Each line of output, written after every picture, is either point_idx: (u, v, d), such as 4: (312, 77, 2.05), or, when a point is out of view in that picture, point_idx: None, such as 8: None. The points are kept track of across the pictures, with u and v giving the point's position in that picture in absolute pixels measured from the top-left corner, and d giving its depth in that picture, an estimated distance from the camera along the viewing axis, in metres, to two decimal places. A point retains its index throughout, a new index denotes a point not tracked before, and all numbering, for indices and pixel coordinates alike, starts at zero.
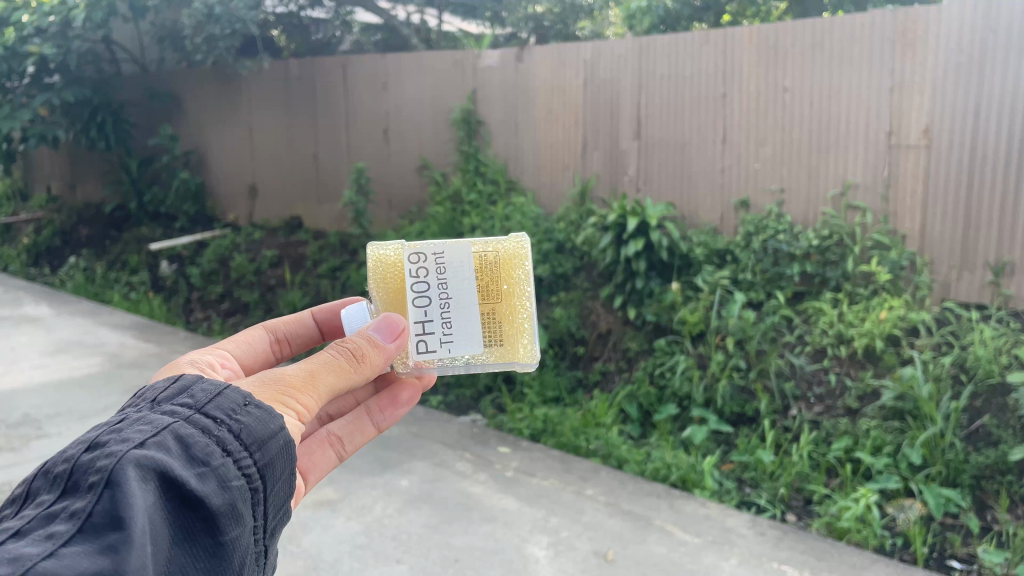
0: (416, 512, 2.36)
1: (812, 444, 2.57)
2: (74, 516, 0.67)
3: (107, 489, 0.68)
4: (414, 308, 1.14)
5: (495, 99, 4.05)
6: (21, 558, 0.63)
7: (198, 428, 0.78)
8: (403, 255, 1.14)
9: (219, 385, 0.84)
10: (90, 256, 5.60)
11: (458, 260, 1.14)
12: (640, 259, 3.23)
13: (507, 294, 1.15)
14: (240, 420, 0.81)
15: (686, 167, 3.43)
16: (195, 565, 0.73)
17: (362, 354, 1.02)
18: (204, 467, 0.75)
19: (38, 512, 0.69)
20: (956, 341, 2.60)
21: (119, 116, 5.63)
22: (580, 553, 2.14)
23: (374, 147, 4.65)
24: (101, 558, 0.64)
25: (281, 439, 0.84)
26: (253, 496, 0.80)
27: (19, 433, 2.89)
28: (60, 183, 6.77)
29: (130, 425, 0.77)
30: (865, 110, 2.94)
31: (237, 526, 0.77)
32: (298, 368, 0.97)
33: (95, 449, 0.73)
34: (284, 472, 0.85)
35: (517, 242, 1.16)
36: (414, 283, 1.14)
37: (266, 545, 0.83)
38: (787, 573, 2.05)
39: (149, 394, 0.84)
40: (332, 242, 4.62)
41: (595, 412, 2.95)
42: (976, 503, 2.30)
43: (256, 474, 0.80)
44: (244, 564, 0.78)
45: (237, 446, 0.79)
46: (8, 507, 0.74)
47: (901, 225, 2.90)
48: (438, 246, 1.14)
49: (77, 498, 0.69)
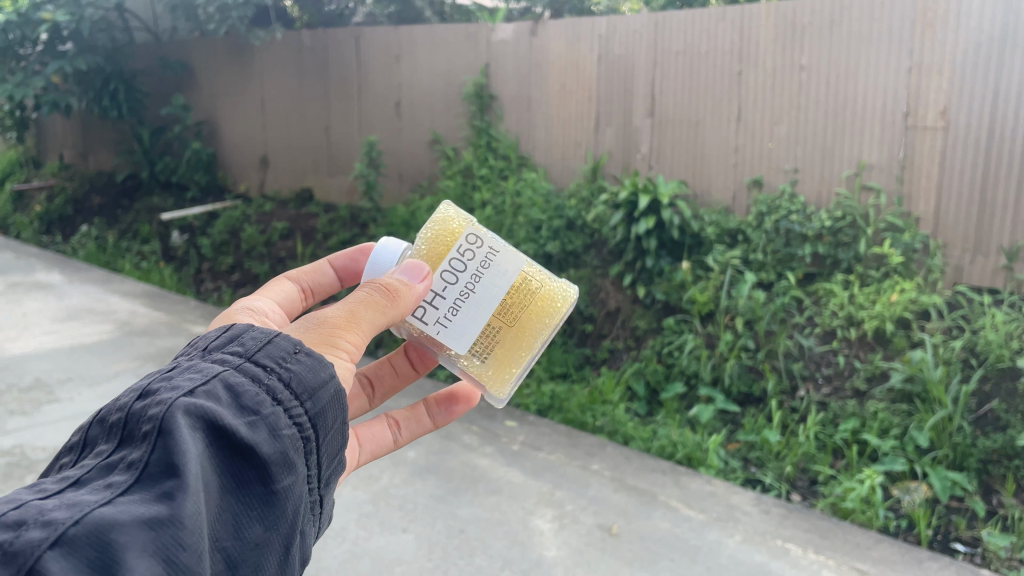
0: (422, 483, 2.38)
1: (818, 425, 2.57)
2: (132, 466, 0.69)
3: (160, 437, 0.70)
4: (439, 277, 1.15)
5: (508, 74, 4.03)
6: (79, 505, 0.65)
7: (248, 376, 0.78)
8: (465, 230, 1.17)
9: (269, 333, 0.84)
10: (101, 225, 5.62)
11: (504, 269, 1.17)
12: (651, 237, 3.22)
13: (520, 325, 1.19)
14: (291, 367, 0.81)
15: (700, 145, 3.40)
16: (248, 513, 0.74)
17: (395, 291, 1.03)
18: (254, 416, 0.75)
19: (97, 462, 0.71)
20: (968, 326, 2.58)
21: (131, 85, 5.63)
22: (585, 526, 2.16)
23: (386, 120, 4.63)
24: (157, 505, 0.66)
25: (332, 387, 0.84)
26: (305, 444, 0.80)
27: (31, 396, 2.92)
28: (73, 152, 6.78)
29: (181, 373, 0.78)
30: (882, 91, 2.91)
31: (290, 474, 0.77)
32: (338, 309, 0.96)
33: (147, 397, 0.75)
34: (336, 421, 0.85)
35: (562, 293, 1.22)
36: (456, 258, 1.16)
37: (322, 495, 0.85)
38: (791, 550, 2.06)
39: (201, 341, 0.85)
40: (342, 215, 4.63)
41: (601, 389, 2.96)
42: (982, 487, 2.29)
43: (308, 424, 0.80)
44: (298, 513, 0.79)
45: (288, 395, 0.79)
46: (70, 455, 0.76)
47: (915, 208, 2.88)
48: (500, 248, 1.18)
49: (133, 447, 0.71)
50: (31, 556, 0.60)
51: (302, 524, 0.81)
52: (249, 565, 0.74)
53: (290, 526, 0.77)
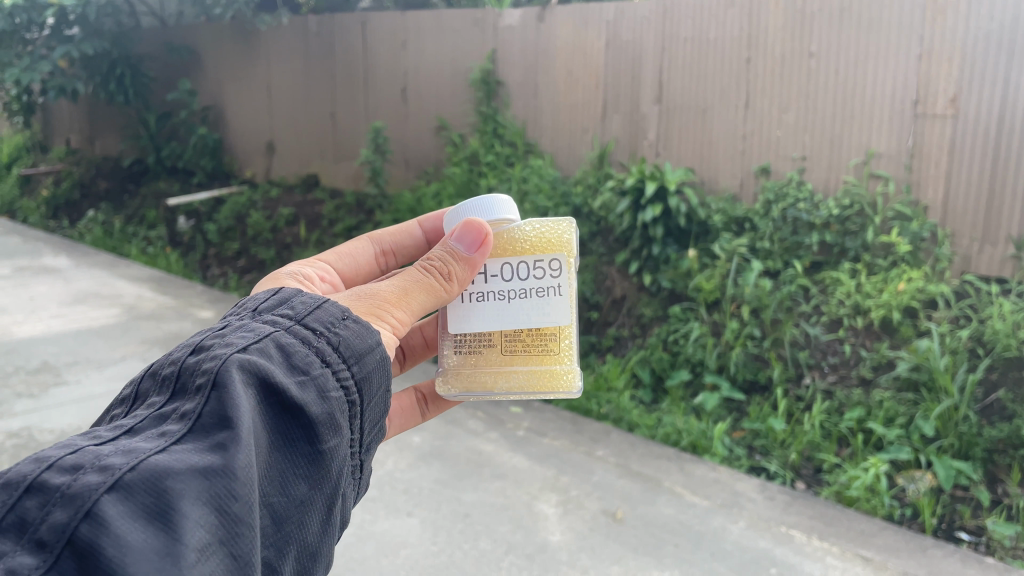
0: (427, 468, 2.39)
1: (823, 414, 2.57)
2: (185, 417, 0.70)
3: (214, 390, 0.71)
4: (501, 264, 1.16)
5: (515, 60, 4.01)
6: (136, 450, 0.66)
7: (298, 338, 0.80)
8: (558, 253, 1.18)
9: (318, 299, 0.86)
10: (107, 209, 5.64)
11: (550, 309, 1.16)
12: (657, 225, 3.21)
13: (514, 357, 1.18)
14: (339, 332, 0.82)
15: (708, 132, 3.39)
16: (294, 471, 0.75)
17: (448, 272, 1.06)
18: (304, 376, 0.77)
19: (151, 412, 0.72)
20: (975, 315, 2.57)
21: (138, 70, 5.62)
22: (589, 512, 2.16)
23: (392, 106, 4.61)
24: (211, 455, 0.67)
25: (378, 354, 0.85)
26: (350, 408, 0.81)
27: (39, 379, 2.94)
28: (80, 137, 6.78)
29: (233, 331, 0.79)
30: (891, 78, 2.89)
31: (335, 436, 0.78)
32: (392, 285, 1.00)
33: (201, 351, 0.76)
34: (380, 388, 0.86)
35: (570, 384, 1.18)
36: (530, 263, 1.17)
37: (362, 461, 0.86)
38: (794, 537, 2.07)
39: (251, 303, 0.87)
40: (348, 201, 4.62)
41: (607, 376, 2.96)
42: (987, 477, 2.29)
43: (354, 388, 0.81)
44: (341, 476, 0.80)
45: (336, 358, 0.80)
46: (119, 406, 0.78)
47: (923, 196, 2.86)
48: (564, 294, 1.17)
49: (186, 399, 0.72)
50: (90, 497, 0.60)
51: (343, 488, 0.82)
52: (292, 522, 0.75)
53: (332, 487, 0.78)
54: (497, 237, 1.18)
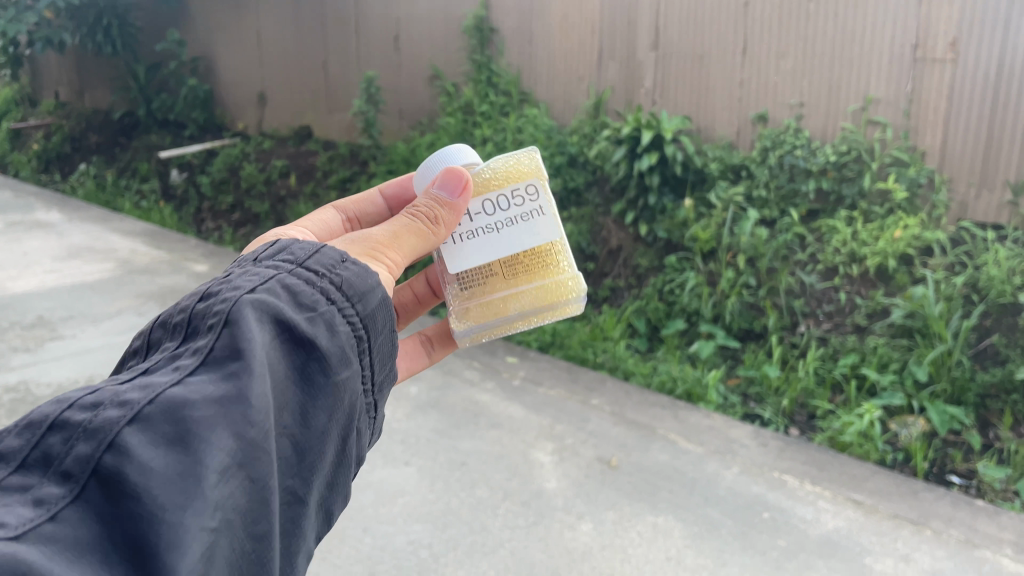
0: (425, 417, 2.41)
1: (818, 361, 2.59)
2: (197, 352, 0.72)
3: (224, 328, 0.73)
4: (480, 202, 1.15)
5: (508, 6, 3.92)
6: (151, 387, 0.68)
7: (302, 277, 0.81)
8: (529, 177, 1.18)
9: (317, 244, 0.86)
10: (99, 162, 5.59)
11: (540, 230, 1.17)
12: (653, 174, 3.19)
13: (518, 283, 1.20)
14: (341, 273, 0.83)
15: (705, 79, 3.33)
16: (307, 402, 0.77)
17: (435, 215, 1.06)
18: (311, 313, 0.78)
19: (165, 353, 0.74)
20: (970, 262, 2.56)
21: (125, 20, 5.52)
22: (584, 459, 2.19)
23: (384, 55, 4.53)
24: (225, 387, 0.69)
25: (381, 291, 0.86)
26: (358, 342, 0.82)
27: (35, 334, 2.94)
28: (68, 89, 6.67)
29: (239, 275, 0.80)
30: (891, 20, 2.82)
31: (345, 367, 0.80)
32: (383, 228, 1.00)
33: (210, 295, 0.78)
34: (387, 325, 0.87)
35: (576, 290, 1.23)
36: (509, 194, 1.16)
37: (375, 397, 0.88)
38: (788, 482, 2.09)
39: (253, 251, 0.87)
40: (342, 153, 4.57)
41: (603, 326, 2.97)
42: (980, 422, 2.32)
43: (360, 325, 0.82)
44: (353, 408, 0.81)
45: (341, 296, 0.81)
46: (135, 356, 0.80)
47: (921, 142, 2.83)
48: (549, 213, 1.18)
49: (198, 339, 0.74)
50: (113, 432, 0.63)
51: (356, 414, 0.83)
52: (311, 451, 0.77)
53: (345, 415, 0.80)
54: (463, 182, 1.15)
